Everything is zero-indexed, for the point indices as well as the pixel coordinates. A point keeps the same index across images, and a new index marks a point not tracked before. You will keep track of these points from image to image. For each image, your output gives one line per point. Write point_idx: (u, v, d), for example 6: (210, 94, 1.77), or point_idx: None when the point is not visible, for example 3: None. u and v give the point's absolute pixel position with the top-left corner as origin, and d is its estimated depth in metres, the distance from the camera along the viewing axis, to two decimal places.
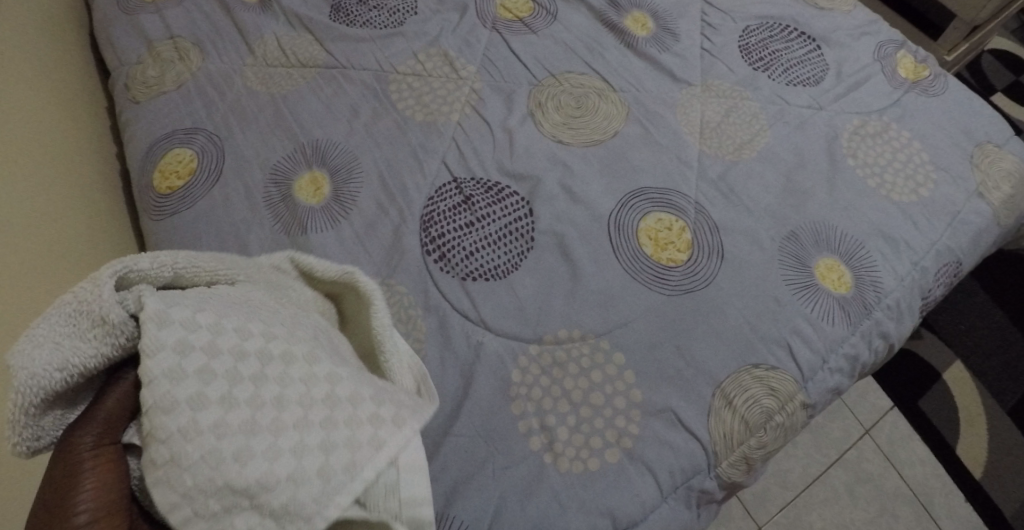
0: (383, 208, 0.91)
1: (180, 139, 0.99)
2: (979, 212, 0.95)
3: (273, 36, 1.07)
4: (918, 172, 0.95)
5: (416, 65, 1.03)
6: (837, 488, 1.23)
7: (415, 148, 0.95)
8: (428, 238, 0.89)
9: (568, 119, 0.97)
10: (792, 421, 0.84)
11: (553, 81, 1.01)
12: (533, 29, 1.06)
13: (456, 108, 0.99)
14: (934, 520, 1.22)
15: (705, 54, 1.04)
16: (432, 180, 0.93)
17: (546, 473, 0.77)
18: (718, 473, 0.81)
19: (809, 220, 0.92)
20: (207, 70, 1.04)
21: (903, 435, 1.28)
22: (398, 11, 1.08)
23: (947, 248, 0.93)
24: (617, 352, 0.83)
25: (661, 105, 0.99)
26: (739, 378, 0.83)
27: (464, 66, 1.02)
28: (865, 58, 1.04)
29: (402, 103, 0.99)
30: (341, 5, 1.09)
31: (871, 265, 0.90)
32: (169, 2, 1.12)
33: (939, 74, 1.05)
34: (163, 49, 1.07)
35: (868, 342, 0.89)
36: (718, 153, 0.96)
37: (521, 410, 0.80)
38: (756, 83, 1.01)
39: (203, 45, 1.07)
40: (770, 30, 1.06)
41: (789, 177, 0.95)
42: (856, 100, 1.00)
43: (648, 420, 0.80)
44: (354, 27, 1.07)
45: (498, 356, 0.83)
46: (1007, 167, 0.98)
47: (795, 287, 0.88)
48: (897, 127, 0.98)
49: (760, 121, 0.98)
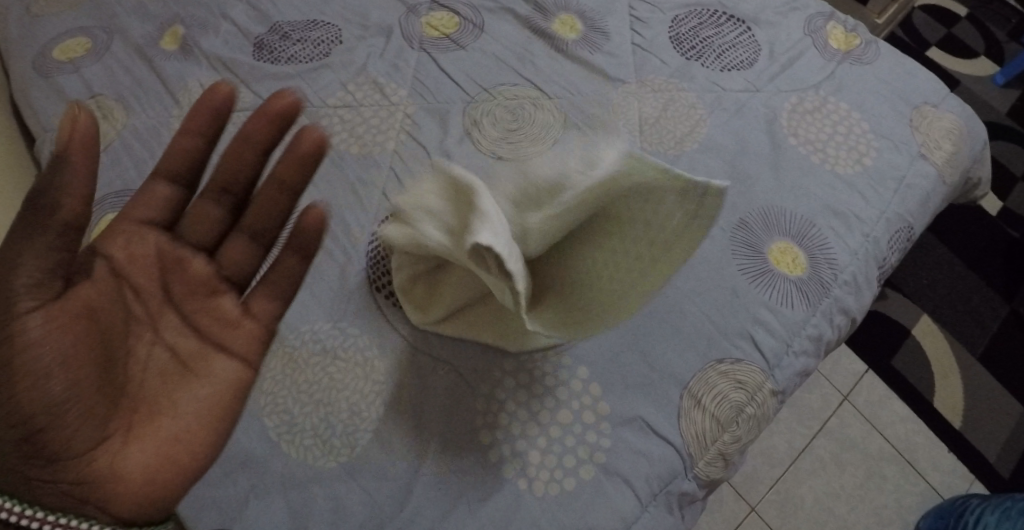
0: (327, 251, 0.91)
1: (111, 203, 0.96)
2: (924, 175, 0.95)
3: (198, 84, 1.05)
4: (859, 142, 0.95)
5: (346, 96, 1.01)
6: (824, 457, 1.26)
7: (354, 184, 0.94)
8: (376, 274, 0.88)
9: (506, 133, 0.96)
10: (763, 411, 0.84)
11: (487, 97, 1.00)
12: (461, 45, 1.04)
13: (391, 136, 0.98)
14: (921, 474, 1.25)
15: (636, 49, 1.03)
16: (374, 214, 0.93)
17: (522, 500, 0.78)
18: (696, 474, 0.82)
19: (756, 205, 0.91)
20: (133, 126, 1.03)
21: (880, 396, 1.30)
22: (322, 42, 1.06)
23: (897, 215, 0.93)
24: (580, 366, 0.83)
25: (597, 107, 0.98)
26: (705, 377, 0.83)
27: (395, 91, 1.01)
28: (796, 33, 1.04)
29: (335, 137, 0.98)
30: (263, 42, 1.08)
31: (824, 242, 0.90)
32: (87, 60, 1.10)
33: (870, 42, 1.05)
34: (86, 110, 1.05)
35: (830, 320, 0.88)
36: (659, 149, 0.95)
37: (491, 439, 0.80)
38: (690, 73, 1.00)
39: (127, 101, 1.05)
40: (698, 17, 1.05)
41: (733, 163, 0.94)
42: (792, 78, 1.00)
43: (619, 432, 0.80)
44: (279, 64, 1.05)
45: (461, 387, 0.83)
46: (947, 126, 0.99)
47: (749, 274, 0.87)
48: (834, 99, 0.98)
49: (698, 111, 0.97)
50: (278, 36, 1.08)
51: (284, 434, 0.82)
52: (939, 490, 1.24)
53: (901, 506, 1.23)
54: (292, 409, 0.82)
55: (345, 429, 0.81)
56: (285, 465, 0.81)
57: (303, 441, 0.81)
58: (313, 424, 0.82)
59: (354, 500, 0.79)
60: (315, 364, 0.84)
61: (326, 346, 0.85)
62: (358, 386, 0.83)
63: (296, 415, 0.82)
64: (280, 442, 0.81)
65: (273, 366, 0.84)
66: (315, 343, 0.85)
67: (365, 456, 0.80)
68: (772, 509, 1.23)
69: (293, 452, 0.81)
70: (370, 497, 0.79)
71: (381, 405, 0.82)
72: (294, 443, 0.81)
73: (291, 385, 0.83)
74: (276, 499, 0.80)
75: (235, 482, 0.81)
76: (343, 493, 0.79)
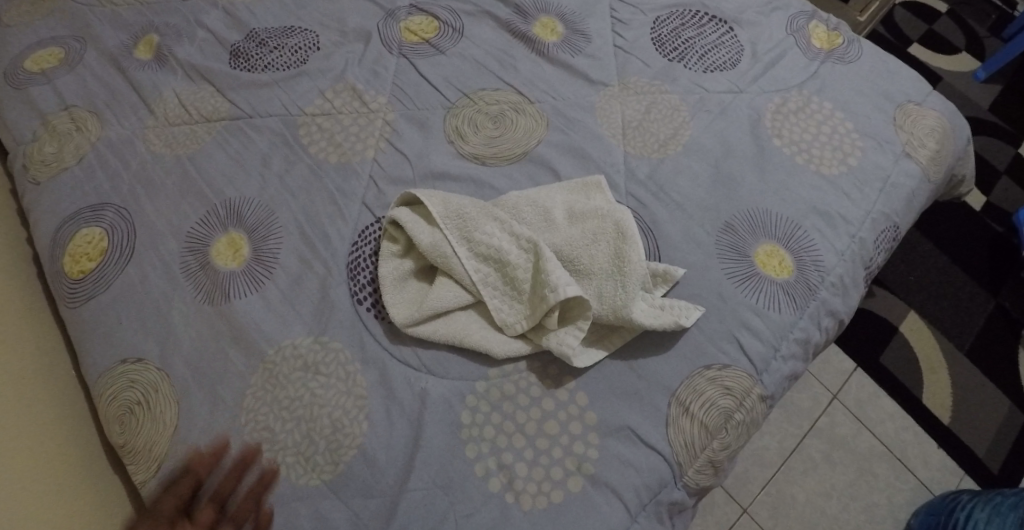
0: (307, 263, 0.89)
1: (87, 218, 0.95)
2: (908, 174, 0.94)
3: (173, 93, 1.03)
4: (843, 142, 0.95)
5: (324, 103, 0.99)
6: (814, 456, 1.26)
7: (333, 193, 0.93)
8: (357, 286, 0.87)
9: (488, 139, 0.95)
10: (752, 416, 0.83)
11: (467, 102, 0.98)
12: (440, 49, 1.03)
13: (370, 144, 0.96)
14: (911, 471, 1.24)
15: (618, 51, 1.02)
16: (355, 224, 0.91)
17: (509, 513, 0.77)
18: (685, 482, 0.81)
19: (741, 208, 0.90)
20: (108, 138, 1.00)
21: (869, 394, 1.30)
22: (300, 49, 1.04)
23: (883, 214, 0.92)
24: (566, 376, 0.82)
25: (579, 110, 0.97)
26: (692, 383, 0.82)
27: (374, 98, 0.99)
28: (778, 33, 1.03)
29: (314, 146, 0.97)
30: (239, 49, 1.06)
31: (810, 244, 0.89)
32: (60, 71, 1.08)
33: (853, 40, 1.04)
34: (59, 122, 1.03)
35: (817, 323, 0.87)
36: (643, 153, 0.94)
37: (476, 452, 0.79)
38: (672, 75, 0.99)
39: (101, 112, 1.03)
40: (680, 18, 1.04)
41: (718, 166, 0.93)
42: (774, 78, 0.99)
43: (606, 442, 0.80)
44: (256, 72, 1.03)
45: (445, 400, 0.81)
46: (930, 124, 0.98)
47: (735, 278, 0.86)
48: (818, 99, 0.97)
49: (682, 114, 0.96)
50: (254, 43, 1.06)
51: (266, 452, 0.80)
52: (929, 486, 1.23)
53: (892, 503, 1.22)
54: (274, 426, 0.81)
55: (329, 446, 0.80)
56: (268, 483, 0.79)
57: (286, 459, 0.80)
58: (296, 441, 0.81)
59: (338, 516, 0.78)
60: (297, 379, 0.83)
61: (307, 361, 0.84)
62: (341, 401, 0.82)
63: (279, 432, 0.81)
64: (262, 460, 0.80)
65: (255, 383, 0.83)
66: (296, 358, 0.84)
67: (349, 472, 0.79)
68: (764, 509, 1.22)
69: (276, 470, 0.80)
70: (356, 514, 0.78)
71: (364, 420, 0.81)
72: (277, 460, 0.80)
73: (272, 401, 0.82)
74: (259, 518, 0.79)
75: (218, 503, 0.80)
76: (327, 511, 0.78)
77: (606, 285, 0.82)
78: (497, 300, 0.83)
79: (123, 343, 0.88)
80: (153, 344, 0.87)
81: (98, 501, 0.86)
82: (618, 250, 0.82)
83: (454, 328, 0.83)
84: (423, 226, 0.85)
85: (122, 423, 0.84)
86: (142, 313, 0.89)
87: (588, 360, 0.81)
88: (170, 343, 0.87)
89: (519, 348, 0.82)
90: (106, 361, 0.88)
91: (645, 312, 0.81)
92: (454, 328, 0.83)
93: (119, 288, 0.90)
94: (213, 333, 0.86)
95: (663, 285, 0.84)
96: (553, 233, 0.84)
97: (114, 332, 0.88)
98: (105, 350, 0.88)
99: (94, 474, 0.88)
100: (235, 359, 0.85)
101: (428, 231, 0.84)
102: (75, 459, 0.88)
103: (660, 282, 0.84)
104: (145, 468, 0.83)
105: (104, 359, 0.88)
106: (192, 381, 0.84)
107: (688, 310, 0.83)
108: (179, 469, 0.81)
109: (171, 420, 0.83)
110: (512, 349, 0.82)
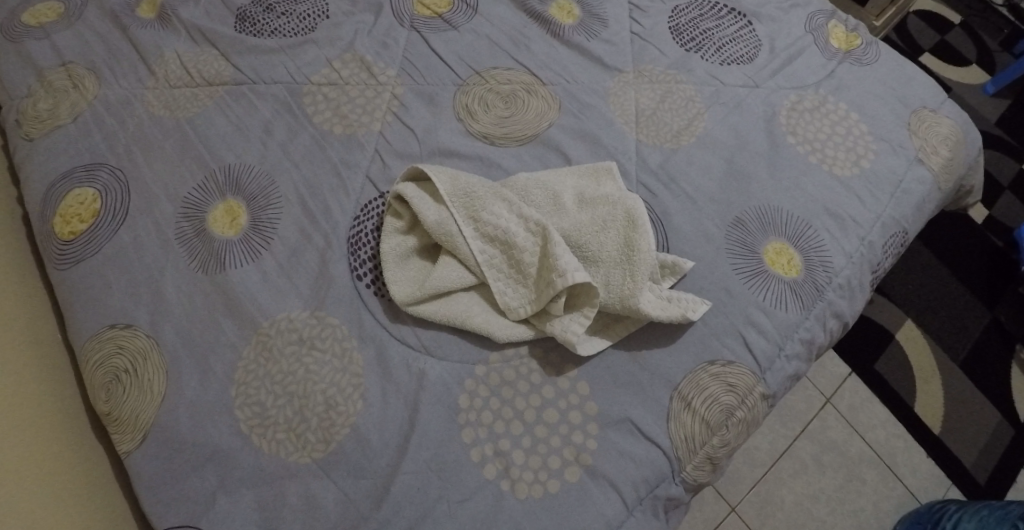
0: (305, 235, 0.87)
1: (81, 178, 0.92)
2: (921, 179, 0.93)
3: (175, 54, 1.00)
4: (857, 144, 0.93)
5: (331, 73, 0.97)
6: (804, 459, 1.25)
7: (336, 165, 0.90)
8: (357, 261, 0.85)
9: (498, 119, 0.93)
10: (753, 414, 0.82)
11: (477, 79, 0.96)
12: (452, 24, 1.00)
13: (377, 117, 0.94)
14: (899, 478, 1.24)
15: (635, 39, 0.99)
16: (357, 198, 0.89)
17: (503, 501, 0.75)
18: (683, 477, 0.79)
19: (752, 203, 0.88)
20: (105, 97, 0.97)
21: (862, 398, 1.30)
22: (307, 16, 1.01)
23: (893, 219, 0.91)
24: (567, 365, 0.80)
25: (593, 96, 0.95)
26: (696, 378, 0.81)
27: (383, 70, 0.97)
28: (797, 30, 1.01)
29: (319, 116, 0.94)
30: (245, 13, 1.03)
31: (820, 245, 0.87)
32: (58, 25, 1.04)
33: (872, 42, 1.02)
34: (55, 79, 0.99)
35: (822, 324, 0.86)
36: (656, 142, 0.92)
37: (472, 437, 0.77)
38: (688, 66, 0.97)
39: (99, 70, 0.99)
40: (700, 9, 1.02)
41: (731, 160, 0.91)
42: (791, 76, 0.97)
43: (606, 432, 0.78)
44: (262, 37, 1.00)
45: (442, 383, 0.80)
46: (944, 131, 0.96)
47: (744, 274, 0.85)
48: (834, 99, 0.96)
49: (696, 106, 0.94)
50: (262, 7, 1.03)
51: (255, 426, 0.78)
52: (916, 495, 1.23)
53: (880, 509, 1.22)
54: (265, 401, 0.79)
55: (321, 424, 0.78)
56: (255, 459, 0.77)
57: (275, 435, 0.78)
58: (287, 418, 0.78)
59: (327, 496, 0.76)
60: (290, 354, 0.81)
61: (302, 335, 0.81)
62: (336, 379, 0.79)
63: (269, 408, 0.79)
64: (251, 435, 0.78)
65: (248, 356, 0.81)
66: (291, 332, 0.82)
67: (341, 452, 0.77)
68: (752, 509, 1.21)
69: (265, 446, 0.78)
70: (345, 495, 0.76)
71: (359, 399, 0.79)
72: (266, 436, 0.78)
73: (265, 376, 0.80)
74: (246, 494, 0.77)
75: (204, 477, 0.77)
76: (316, 490, 0.76)
77: (614, 272, 0.80)
78: (501, 283, 0.81)
79: (113, 309, 0.85)
80: (143, 311, 0.84)
81: (78, 472, 0.83)
82: (628, 238, 0.81)
83: (455, 309, 0.81)
84: (429, 203, 0.82)
85: (108, 391, 0.82)
86: (133, 278, 0.86)
87: (591, 348, 0.80)
88: (160, 311, 0.84)
89: (522, 333, 0.80)
90: (93, 326, 0.85)
91: (651, 303, 0.80)
92: (456, 309, 0.81)
93: (110, 250, 0.88)
94: (206, 303, 0.84)
95: (669, 277, 0.83)
96: (561, 217, 0.82)
97: (103, 297, 0.86)
98: (95, 314, 0.85)
99: (77, 442, 0.86)
100: (227, 330, 0.82)
101: (434, 209, 0.82)
102: (60, 425, 0.85)
103: (668, 274, 0.83)
104: (130, 438, 0.80)
105: (92, 324, 0.85)
106: (182, 350, 0.82)
107: (694, 304, 0.81)
108: (165, 440, 0.79)
109: (158, 390, 0.81)
110: (514, 333, 0.80)
